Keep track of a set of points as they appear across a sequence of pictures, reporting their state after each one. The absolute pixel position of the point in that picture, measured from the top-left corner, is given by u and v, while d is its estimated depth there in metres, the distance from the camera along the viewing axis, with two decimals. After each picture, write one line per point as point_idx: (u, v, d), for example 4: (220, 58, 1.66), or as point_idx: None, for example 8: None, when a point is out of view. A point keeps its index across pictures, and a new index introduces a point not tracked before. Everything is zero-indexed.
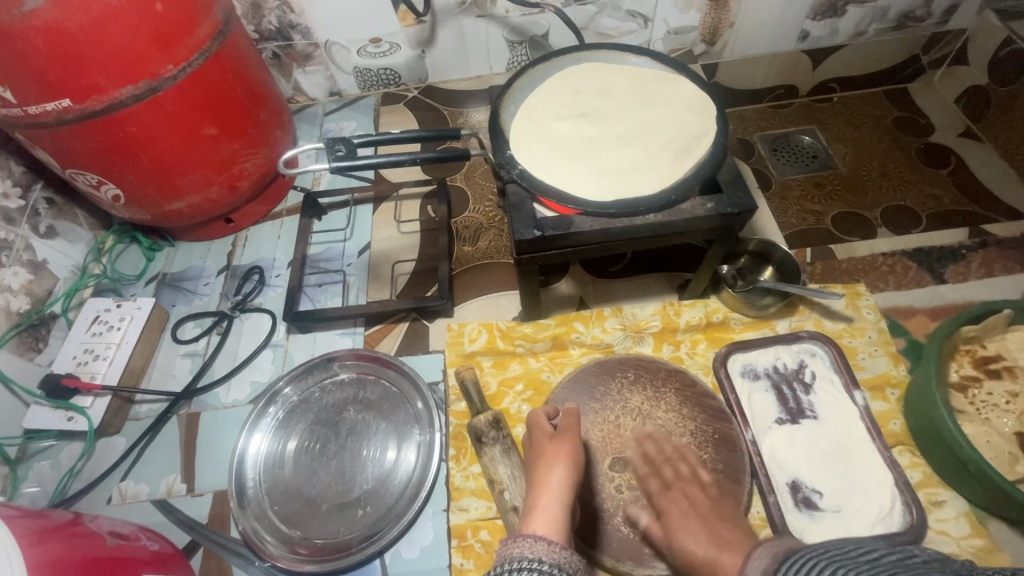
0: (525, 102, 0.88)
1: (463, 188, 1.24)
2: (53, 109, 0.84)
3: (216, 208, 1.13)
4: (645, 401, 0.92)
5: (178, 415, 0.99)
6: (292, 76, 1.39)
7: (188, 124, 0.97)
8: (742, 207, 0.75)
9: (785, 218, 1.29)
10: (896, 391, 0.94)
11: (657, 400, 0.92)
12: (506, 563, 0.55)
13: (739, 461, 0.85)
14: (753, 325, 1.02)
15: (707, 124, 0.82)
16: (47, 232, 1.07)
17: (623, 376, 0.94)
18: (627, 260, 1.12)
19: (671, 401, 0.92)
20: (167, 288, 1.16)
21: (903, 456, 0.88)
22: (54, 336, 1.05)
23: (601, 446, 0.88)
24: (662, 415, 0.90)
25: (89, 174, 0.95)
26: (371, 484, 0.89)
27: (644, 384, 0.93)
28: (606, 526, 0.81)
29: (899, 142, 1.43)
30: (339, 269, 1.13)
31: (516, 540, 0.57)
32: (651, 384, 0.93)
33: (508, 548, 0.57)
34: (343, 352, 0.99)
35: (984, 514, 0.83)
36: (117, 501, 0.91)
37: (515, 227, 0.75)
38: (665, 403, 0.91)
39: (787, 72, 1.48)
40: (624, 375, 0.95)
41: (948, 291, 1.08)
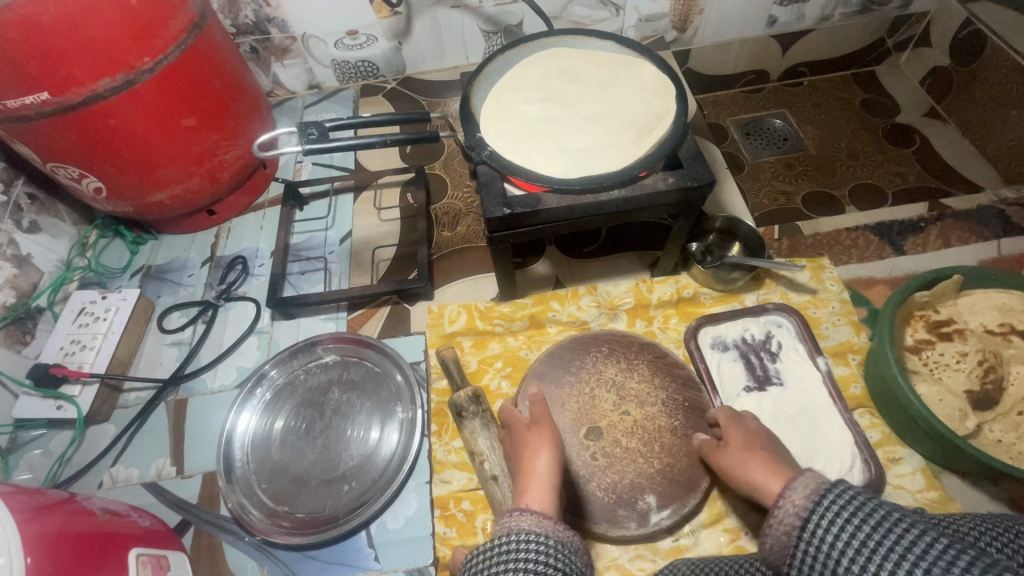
0: (494, 87, 0.91)
1: (442, 175, 1.27)
2: (31, 103, 0.85)
3: (198, 200, 1.15)
4: (620, 373, 0.95)
5: (165, 402, 1.02)
6: (271, 70, 1.41)
7: (167, 116, 0.99)
8: (703, 180, 0.79)
9: (756, 199, 1.34)
10: (857, 357, 0.99)
11: (630, 371, 0.95)
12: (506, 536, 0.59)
13: (707, 427, 0.89)
14: (722, 299, 1.06)
15: (667, 104, 0.85)
16: (30, 227, 1.09)
17: (597, 350, 0.97)
18: (601, 240, 1.15)
19: (643, 372, 0.94)
20: (152, 280, 1.18)
21: (863, 417, 0.93)
22: (40, 329, 1.07)
23: (576, 417, 0.90)
24: (635, 383, 0.94)
25: (70, 167, 0.97)
26: (356, 460, 0.92)
27: (617, 357, 0.96)
28: (584, 490, 0.85)
29: (865, 123, 1.47)
30: (321, 256, 1.16)
31: (520, 513, 0.61)
32: (625, 356, 0.96)
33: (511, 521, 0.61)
34: (326, 335, 1.02)
35: (939, 469, 0.88)
36: (108, 486, 0.94)
37: (485, 206, 0.78)
38: (637, 374, 0.94)
39: (757, 57, 1.52)
40: (598, 348, 0.98)
41: (908, 262, 1.13)
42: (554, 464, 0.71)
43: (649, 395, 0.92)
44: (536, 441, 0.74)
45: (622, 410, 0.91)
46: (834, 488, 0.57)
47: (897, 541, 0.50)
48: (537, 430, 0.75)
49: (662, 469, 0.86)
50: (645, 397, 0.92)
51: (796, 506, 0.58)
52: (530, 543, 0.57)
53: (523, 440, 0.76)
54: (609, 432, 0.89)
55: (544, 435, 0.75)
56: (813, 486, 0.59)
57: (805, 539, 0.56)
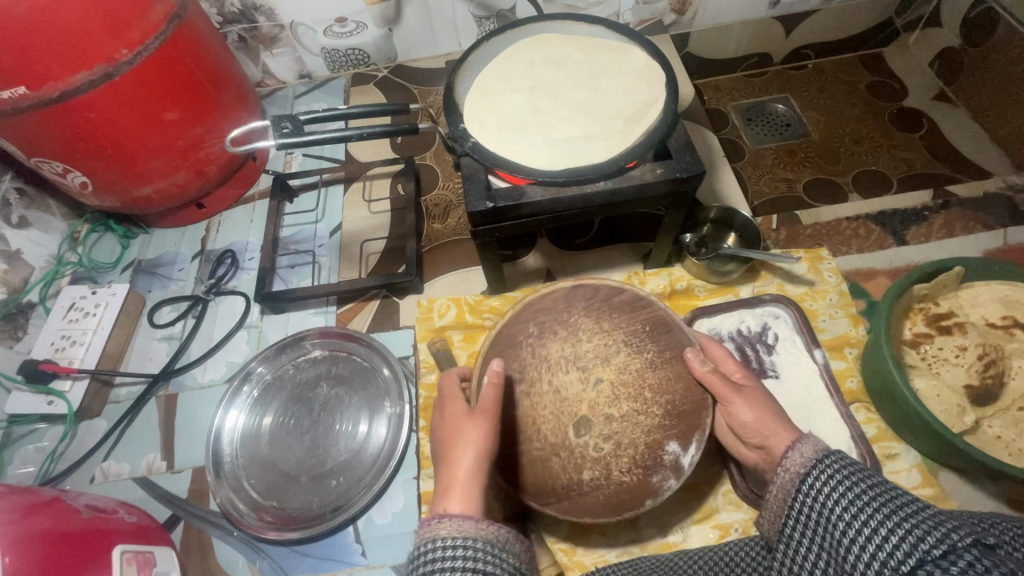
0: (480, 76, 0.89)
1: (433, 166, 1.25)
2: (9, 98, 0.84)
3: (185, 193, 1.14)
4: (566, 345, 0.75)
5: (155, 397, 1.02)
6: (260, 59, 1.39)
7: (149, 109, 0.97)
8: (692, 171, 0.76)
9: (756, 187, 1.30)
10: (854, 351, 0.96)
11: (573, 334, 0.76)
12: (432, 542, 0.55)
13: (679, 337, 0.77)
14: (717, 292, 1.04)
15: (656, 91, 0.82)
16: (19, 222, 1.08)
17: (527, 335, 0.77)
18: (594, 231, 1.13)
19: (586, 326, 0.76)
20: (143, 275, 1.17)
21: (859, 412, 0.91)
22: (32, 324, 1.07)
23: (552, 415, 0.73)
24: (589, 343, 0.75)
25: (54, 162, 0.96)
26: (344, 455, 0.92)
27: (552, 329, 0.76)
28: (610, 488, 0.71)
29: (871, 107, 1.43)
30: (310, 250, 1.15)
31: (440, 519, 0.56)
32: (558, 322, 0.77)
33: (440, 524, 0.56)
34: (312, 330, 1.01)
35: (935, 466, 0.86)
36: (99, 480, 0.94)
37: (468, 199, 0.76)
38: (582, 331, 0.76)
39: (759, 40, 1.47)
40: (530, 330, 0.77)
41: (911, 252, 1.10)
42: (485, 450, 0.63)
43: (611, 351, 0.75)
44: (464, 428, 0.64)
45: (592, 385, 0.73)
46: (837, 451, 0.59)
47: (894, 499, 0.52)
48: (476, 417, 0.65)
49: (667, 409, 0.73)
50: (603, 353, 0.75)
51: (802, 457, 0.61)
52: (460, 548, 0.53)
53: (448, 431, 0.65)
54: (595, 414, 0.72)
55: (480, 423, 0.64)
56: (819, 443, 0.61)
57: (803, 492, 0.58)
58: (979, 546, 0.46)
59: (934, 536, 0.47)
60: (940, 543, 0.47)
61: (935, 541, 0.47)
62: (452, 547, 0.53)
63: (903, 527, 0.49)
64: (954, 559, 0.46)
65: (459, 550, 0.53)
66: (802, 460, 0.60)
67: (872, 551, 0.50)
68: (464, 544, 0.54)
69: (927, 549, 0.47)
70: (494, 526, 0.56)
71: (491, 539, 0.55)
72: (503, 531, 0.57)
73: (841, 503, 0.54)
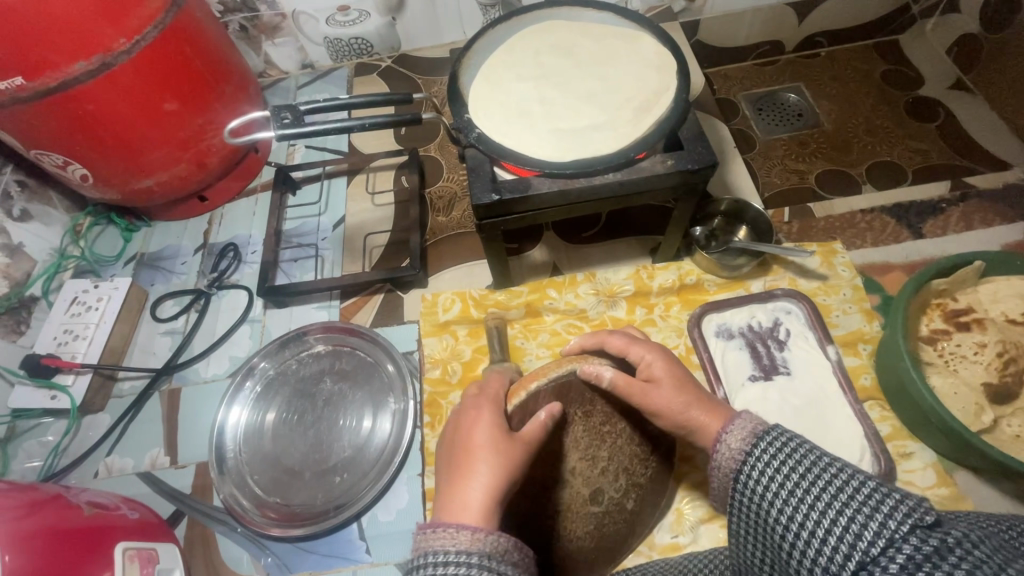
0: (485, 64, 0.86)
1: (437, 157, 1.23)
2: (5, 88, 0.82)
3: (186, 185, 1.12)
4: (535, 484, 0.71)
5: (159, 391, 1.01)
6: (262, 49, 1.37)
7: (148, 100, 0.95)
8: (704, 162, 0.74)
9: (767, 178, 1.28)
10: (869, 347, 0.94)
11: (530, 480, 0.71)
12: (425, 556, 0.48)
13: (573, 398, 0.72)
14: (727, 286, 1.01)
15: (667, 80, 0.80)
16: (21, 215, 1.07)
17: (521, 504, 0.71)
18: (601, 224, 1.11)
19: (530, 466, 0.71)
20: (145, 269, 1.16)
21: (873, 410, 0.89)
22: (36, 318, 1.06)
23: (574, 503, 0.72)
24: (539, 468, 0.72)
25: (54, 154, 0.95)
26: (348, 452, 0.91)
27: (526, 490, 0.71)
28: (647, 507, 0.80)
29: (886, 96, 1.39)
30: (313, 243, 1.14)
31: (434, 529, 0.50)
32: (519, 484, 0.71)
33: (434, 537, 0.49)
34: (315, 324, 1.00)
35: (951, 465, 0.84)
36: (103, 475, 0.94)
37: (473, 191, 0.74)
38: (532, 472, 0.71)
39: (771, 28, 1.43)
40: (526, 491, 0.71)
41: (927, 246, 1.07)
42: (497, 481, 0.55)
43: (553, 446, 0.72)
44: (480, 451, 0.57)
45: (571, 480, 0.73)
46: (772, 433, 0.55)
47: (831, 485, 0.47)
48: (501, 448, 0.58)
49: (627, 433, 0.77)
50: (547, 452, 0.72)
51: (733, 451, 0.57)
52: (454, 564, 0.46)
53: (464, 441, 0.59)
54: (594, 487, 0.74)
55: (508, 449, 0.58)
56: (752, 429, 0.57)
57: (738, 490, 0.54)
58: (919, 532, 0.41)
59: (873, 531, 0.43)
60: (878, 539, 0.43)
61: (875, 537, 0.43)
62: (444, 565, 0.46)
63: (840, 523, 0.45)
64: (893, 554, 0.41)
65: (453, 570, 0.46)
66: (737, 448, 0.56)
67: (815, 551, 0.46)
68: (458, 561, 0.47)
69: (866, 546, 0.43)
70: (491, 535, 0.49)
71: (487, 553, 0.48)
72: (501, 538, 0.50)
73: (777, 500, 0.50)
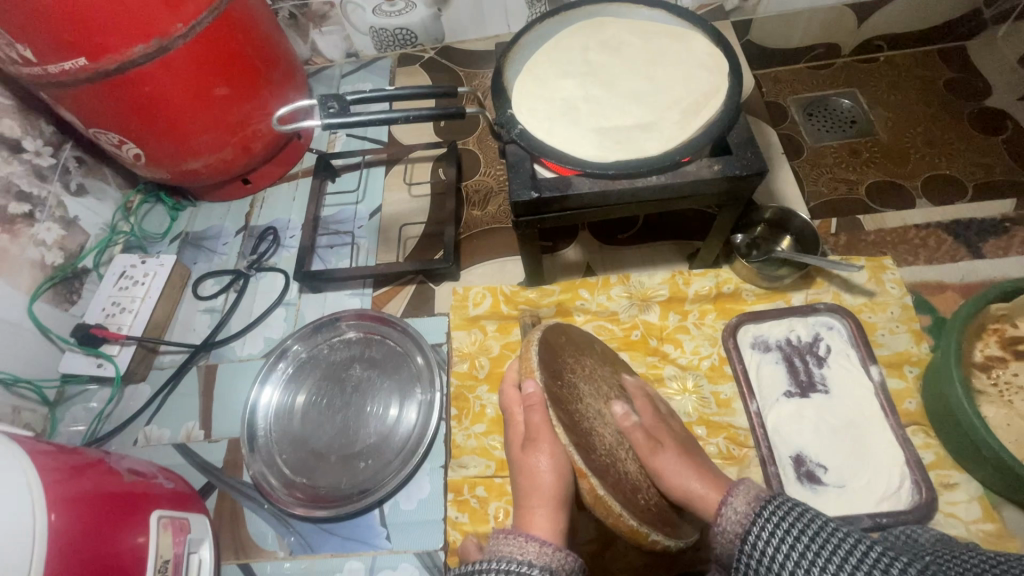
0: (530, 60, 0.85)
1: (476, 151, 1.23)
2: (69, 68, 0.86)
3: (232, 168, 1.16)
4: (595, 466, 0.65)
5: (197, 366, 1.05)
6: (309, 37, 1.39)
7: (200, 83, 0.98)
8: (753, 168, 0.71)
9: (815, 187, 1.23)
10: (916, 369, 0.89)
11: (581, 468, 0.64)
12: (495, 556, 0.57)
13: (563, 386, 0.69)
14: (766, 297, 0.98)
15: (718, 81, 0.77)
16: (78, 190, 1.12)
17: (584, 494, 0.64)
18: (638, 226, 1.09)
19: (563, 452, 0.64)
20: (189, 247, 1.21)
21: (916, 436, 0.85)
22: (86, 289, 1.11)
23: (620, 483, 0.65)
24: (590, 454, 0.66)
25: (111, 133, 0.99)
26: (373, 439, 0.92)
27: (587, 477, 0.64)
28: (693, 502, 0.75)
29: (948, 106, 1.32)
30: (349, 231, 1.15)
31: (507, 537, 0.59)
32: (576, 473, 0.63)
33: (500, 543, 0.59)
34: (348, 311, 1.01)
35: (999, 500, 0.79)
36: (142, 443, 0.98)
37: (512, 187, 0.73)
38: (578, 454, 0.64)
39: (828, 30, 1.37)
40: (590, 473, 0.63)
41: (986, 266, 1.01)
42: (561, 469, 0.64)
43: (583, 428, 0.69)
44: (531, 456, 0.65)
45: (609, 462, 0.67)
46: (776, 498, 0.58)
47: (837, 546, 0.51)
48: (533, 447, 0.65)
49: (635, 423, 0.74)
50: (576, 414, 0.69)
51: (739, 514, 0.61)
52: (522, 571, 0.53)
53: (517, 461, 0.67)
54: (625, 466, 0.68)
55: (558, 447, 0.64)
56: (755, 494, 0.61)
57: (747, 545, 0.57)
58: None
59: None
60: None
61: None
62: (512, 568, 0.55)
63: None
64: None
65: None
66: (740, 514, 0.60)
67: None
68: (528, 566, 0.55)
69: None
70: (558, 553, 0.57)
71: (555, 566, 0.56)
72: (567, 557, 0.58)
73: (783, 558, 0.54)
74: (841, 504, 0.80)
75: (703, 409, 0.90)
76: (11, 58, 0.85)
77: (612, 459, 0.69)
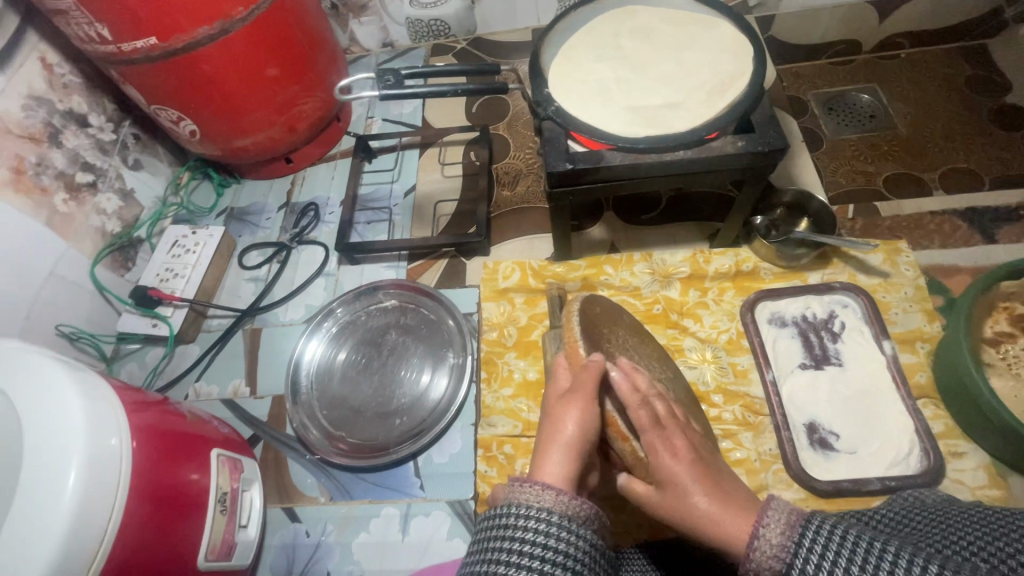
0: (566, 45, 0.91)
1: (506, 136, 1.29)
2: (141, 47, 0.93)
3: (277, 146, 1.23)
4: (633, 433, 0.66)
5: (243, 330, 1.12)
6: (349, 27, 1.46)
7: (255, 64, 1.05)
8: (775, 145, 0.76)
9: (833, 177, 1.27)
10: (927, 346, 0.93)
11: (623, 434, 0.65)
12: (511, 506, 0.55)
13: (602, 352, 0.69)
14: (784, 276, 1.02)
15: (743, 66, 0.83)
16: (135, 164, 1.21)
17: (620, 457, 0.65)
18: (661, 208, 1.14)
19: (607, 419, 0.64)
20: (234, 221, 1.28)
21: (926, 408, 0.89)
22: (140, 257, 1.19)
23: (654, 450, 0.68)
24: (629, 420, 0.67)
25: (171, 110, 1.06)
26: (408, 398, 0.98)
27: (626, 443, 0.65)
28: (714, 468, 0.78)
29: (967, 102, 1.35)
30: (386, 208, 1.22)
31: (521, 484, 0.57)
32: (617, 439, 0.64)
33: (516, 490, 0.56)
34: (386, 281, 1.08)
35: (1005, 469, 0.83)
36: (192, 398, 1.05)
37: (548, 159, 0.79)
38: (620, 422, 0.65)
39: (850, 26, 1.41)
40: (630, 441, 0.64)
41: (999, 252, 1.04)
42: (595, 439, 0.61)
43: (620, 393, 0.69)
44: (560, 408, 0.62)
45: None
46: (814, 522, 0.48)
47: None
48: (569, 399, 0.62)
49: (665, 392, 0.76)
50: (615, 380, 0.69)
51: (774, 548, 0.49)
52: (538, 522, 0.53)
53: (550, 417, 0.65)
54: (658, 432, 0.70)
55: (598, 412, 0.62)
56: (789, 519, 0.50)
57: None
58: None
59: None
60: None
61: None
62: (527, 516, 0.53)
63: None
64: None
65: (534, 525, 0.53)
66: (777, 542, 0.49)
67: None
68: (538, 516, 0.53)
69: None
70: (575, 500, 0.55)
71: (572, 514, 0.54)
72: (584, 505, 0.56)
73: None
74: (851, 469, 0.84)
75: (721, 378, 0.95)
76: (88, 35, 0.92)
77: None
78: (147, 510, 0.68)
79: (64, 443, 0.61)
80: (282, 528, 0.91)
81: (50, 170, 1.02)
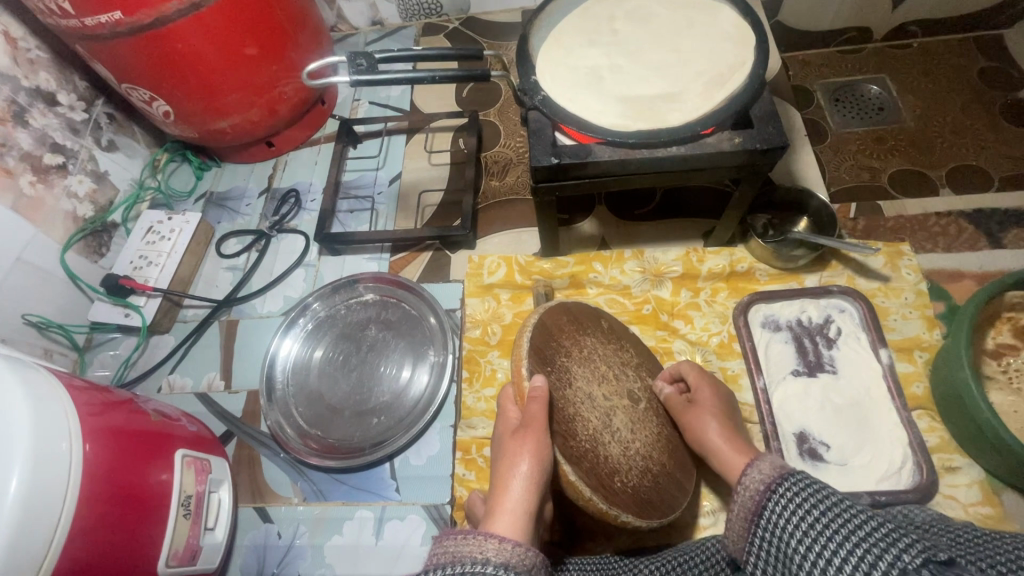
0: (556, 28, 0.85)
1: (496, 123, 1.24)
2: (105, 22, 0.87)
3: (257, 130, 1.18)
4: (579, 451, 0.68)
5: (219, 321, 1.08)
6: (336, 3, 1.40)
7: (230, 43, 1.00)
8: (774, 142, 0.71)
9: (836, 173, 1.22)
10: (925, 354, 0.90)
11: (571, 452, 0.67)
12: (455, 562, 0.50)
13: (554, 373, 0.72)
14: (779, 278, 0.99)
15: (744, 56, 0.77)
16: (108, 145, 1.15)
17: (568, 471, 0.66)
18: (655, 203, 1.10)
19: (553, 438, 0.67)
20: (213, 207, 1.24)
21: (921, 419, 0.86)
22: (114, 242, 1.15)
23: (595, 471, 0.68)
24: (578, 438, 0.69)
25: (142, 90, 1.01)
26: (386, 397, 0.95)
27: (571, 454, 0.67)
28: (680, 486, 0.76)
29: (980, 96, 1.29)
30: (369, 196, 1.17)
31: (460, 536, 0.52)
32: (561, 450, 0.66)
33: (457, 542, 0.52)
34: (366, 274, 1.04)
35: (1000, 485, 0.80)
36: (166, 391, 1.02)
37: (533, 152, 0.74)
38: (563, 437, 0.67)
39: (862, 14, 1.34)
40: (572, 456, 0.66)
41: (1005, 257, 1.00)
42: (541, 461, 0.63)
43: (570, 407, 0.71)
44: (514, 448, 0.63)
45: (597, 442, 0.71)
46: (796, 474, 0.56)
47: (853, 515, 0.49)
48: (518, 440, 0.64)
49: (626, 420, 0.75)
50: (563, 400, 0.71)
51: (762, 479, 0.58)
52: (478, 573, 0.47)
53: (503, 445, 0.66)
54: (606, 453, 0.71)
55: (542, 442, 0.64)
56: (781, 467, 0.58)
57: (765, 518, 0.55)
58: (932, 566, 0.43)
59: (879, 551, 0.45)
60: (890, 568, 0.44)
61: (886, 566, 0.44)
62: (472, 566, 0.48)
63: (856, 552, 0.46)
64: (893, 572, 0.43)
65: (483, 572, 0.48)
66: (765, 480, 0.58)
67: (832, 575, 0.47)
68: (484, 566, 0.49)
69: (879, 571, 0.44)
70: (518, 547, 0.52)
71: (517, 562, 0.51)
72: (529, 552, 0.52)
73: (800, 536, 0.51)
74: (841, 480, 0.81)
75: None
76: (49, 8, 0.86)
77: (594, 443, 0.71)
78: (102, 515, 0.65)
79: (9, 449, 0.57)
80: (253, 529, 0.88)
81: (15, 151, 0.97)
